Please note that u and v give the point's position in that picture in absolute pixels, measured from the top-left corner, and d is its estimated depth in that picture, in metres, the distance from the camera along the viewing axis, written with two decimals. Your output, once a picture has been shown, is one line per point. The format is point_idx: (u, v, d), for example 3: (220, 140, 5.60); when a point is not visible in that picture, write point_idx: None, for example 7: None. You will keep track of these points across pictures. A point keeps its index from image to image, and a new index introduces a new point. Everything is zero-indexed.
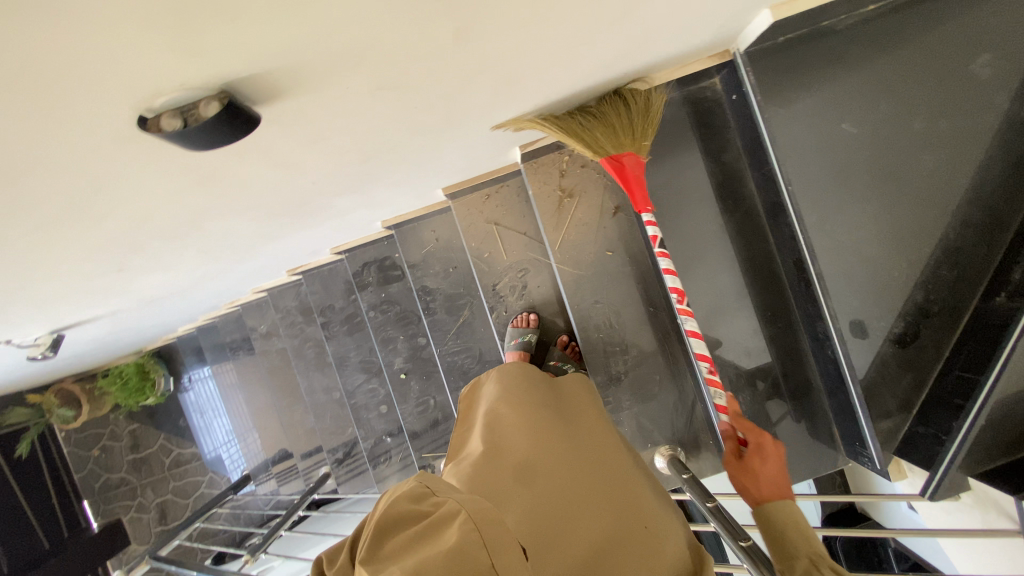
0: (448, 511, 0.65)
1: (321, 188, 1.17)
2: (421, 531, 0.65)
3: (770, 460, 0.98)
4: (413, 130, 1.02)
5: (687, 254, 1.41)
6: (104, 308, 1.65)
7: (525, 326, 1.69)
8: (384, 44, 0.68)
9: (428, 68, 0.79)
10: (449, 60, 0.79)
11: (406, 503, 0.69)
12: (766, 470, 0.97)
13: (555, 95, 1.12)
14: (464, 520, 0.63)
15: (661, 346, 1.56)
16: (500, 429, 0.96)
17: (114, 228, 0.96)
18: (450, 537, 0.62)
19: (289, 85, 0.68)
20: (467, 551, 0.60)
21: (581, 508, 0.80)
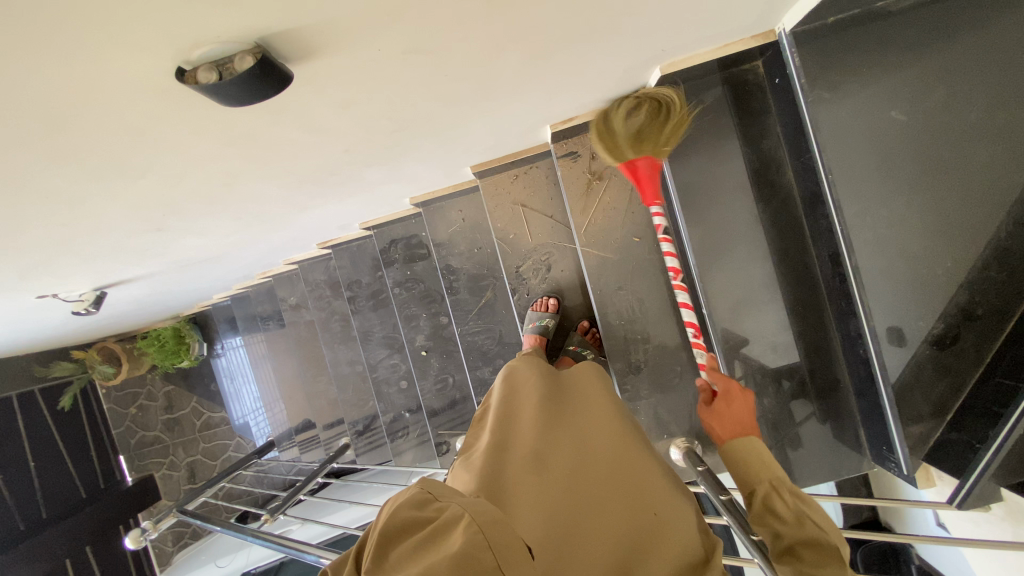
0: (452, 516, 0.65)
1: (352, 158, 1.18)
2: (424, 538, 0.65)
3: (732, 404, 1.09)
4: (444, 100, 1.02)
5: (717, 242, 1.38)
6: (143, 268, 1.72)
7: (544, 310, 1.68)
8: (417, 6, 0.68)
9: (460, 34, 0.78)
10: (481, 27, 0.79)
11: (409, 512, 0.69)
12: (732, 413, 1.09)
13: (590, 71, 1.10)
14: (468, 525, 0.62)
15: (685, 337, 1.53)
16: (508, 426, 0.95)
17: (154, 186, 0.99)
18: (456, 540, 0.61)
19: (321, 44, 0.69)
20: (471, 554, 0.59)
21: (590, 503, 0.80)
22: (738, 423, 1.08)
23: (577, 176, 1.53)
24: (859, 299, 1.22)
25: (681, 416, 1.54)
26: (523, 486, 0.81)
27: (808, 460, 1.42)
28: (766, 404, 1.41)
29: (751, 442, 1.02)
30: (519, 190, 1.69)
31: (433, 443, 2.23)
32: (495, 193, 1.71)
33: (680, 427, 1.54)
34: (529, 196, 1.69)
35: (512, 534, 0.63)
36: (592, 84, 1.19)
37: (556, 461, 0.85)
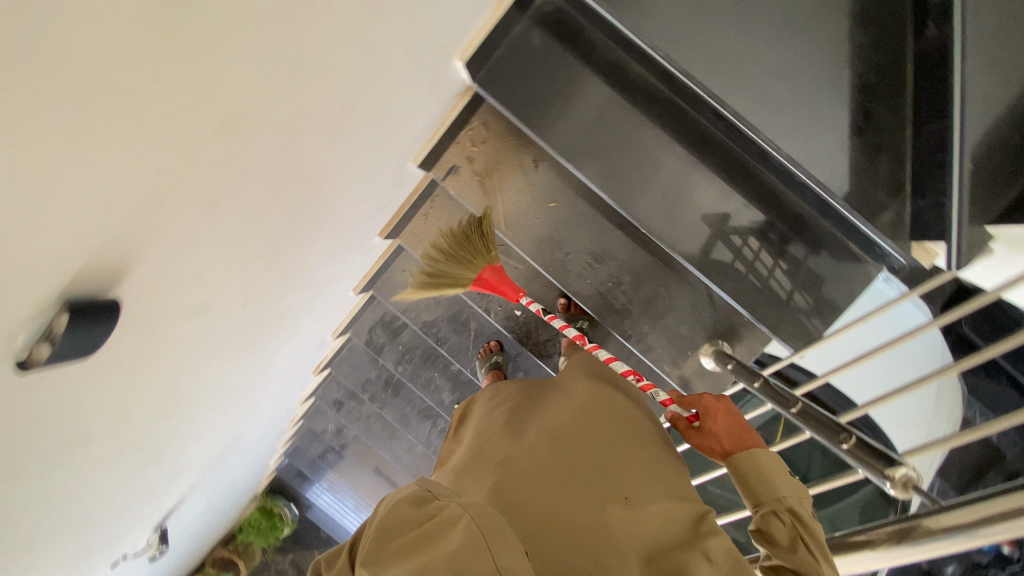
0: (451, 515, 0.69)
1: (261, 304, 1.20)
2: (421, 533, 0.69)
3: (716, 418, 1.00)
4: (293, 215, 1.03)
5: (616, 162, 1.33)
6: (179, 491, 1.78)
7: (489, 353, 1.84)
8: (173, 176, 0.68)
9: (242, 170, 0.79)
10: (254, 152, 0.79)
11: (408, 508, 0.73)
12: (718, 431, 1.00)
13: (397, 100, 1.10)
14: (467, 526, 0.66)
15: (650, 257, 1.51)
16: (486, 429, 0.99)
17: (109, 441, 1.03)
18: (455, 539, 0.65)
19: (122, 262, 0.71)
20: (468, 553, 0.64)
21: (572, 490, 0.82)
22: (733, 435, 0.99)
23: (468, 184, 1.51)
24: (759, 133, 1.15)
25: (693, 326, 1.52)
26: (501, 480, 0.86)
27: (823, 299, 1.36)
28: (751, 268, 1.36)
29: (767, 457, 0.92)
30: (435, 223, 1.67)
31: None
32: (417, 240, 1.69)
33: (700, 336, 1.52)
34: (447, 225, 1.68)
35: (510, 533, 0.67)
36: (412, 108, 1.18)
37: (536, 450, 0.88)
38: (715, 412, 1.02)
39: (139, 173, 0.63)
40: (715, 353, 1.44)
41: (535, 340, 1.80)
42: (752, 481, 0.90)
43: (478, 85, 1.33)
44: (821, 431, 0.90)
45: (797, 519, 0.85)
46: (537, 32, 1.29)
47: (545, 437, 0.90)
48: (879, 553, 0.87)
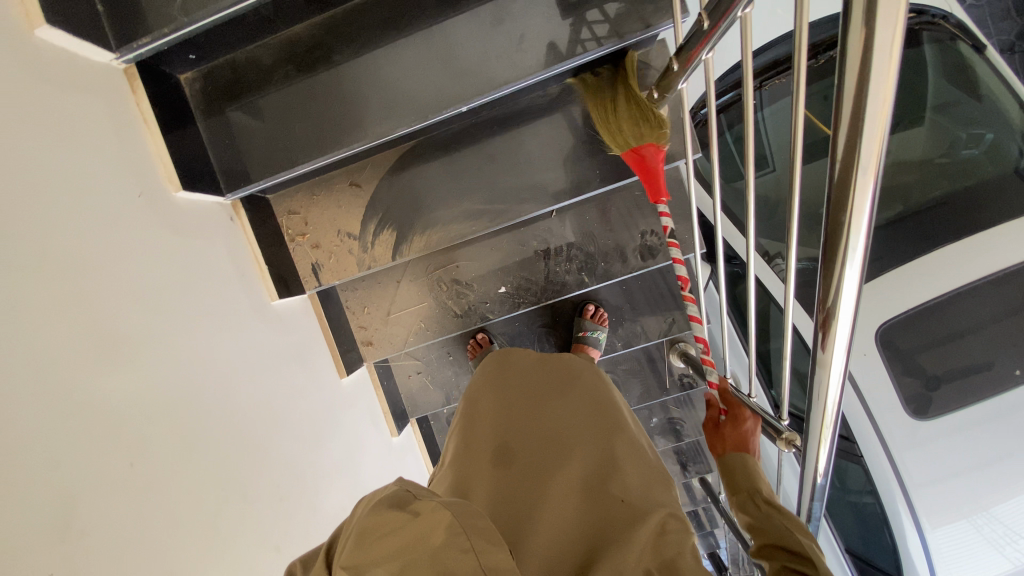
0: (434, 514, 0.66)
1: (297, 535, 1.03)
2: (400, 530, 0.65)
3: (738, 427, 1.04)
4: (204, 459, 0.88)
5: (388, 101, 1.16)
6: None
7: (482, 348, 1.66)
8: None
9: (49, 491, 0.65)
10: (39, 469, 0.64)
11: (386, 508, 0.67)
12: (728, 436, 1.04)
13: (175, 284, 0.96)
14: (447, 527, 0.64)
15: (515, 123, 1.33)
16: (478, 426, 1.02)
17: None
18: (438, 543, 0.63)
19: None
20: (441, 559, 0.62)
21: (549, 493, 0.85)
22: (743, 441, 1.03)
23: (339, 258, 1.37)
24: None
25: None
26: (493, 477, 0.90)
27: None
28: (576, 25, 1.13)
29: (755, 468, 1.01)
30: (373, 318, 1.56)
31: (686, 389, 1.91)
32: (381, 342, 1.57)
33: None
34: (381, 304, 1.55)
35: (494, 532, 0.66)
36: (203, 267, 1.05)
37: (525, 460, 0.92)
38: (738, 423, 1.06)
39: None
40: (646, 107, 1.20)
41: (542, 289, 1.54)
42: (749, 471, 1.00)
43: (237, 192, 1.20)
44: None
45: (767, 501, 0.94)
46: (218, 108, 1.17)
47: (536, 444, 0.94)
48: (885, 24, 0.49)
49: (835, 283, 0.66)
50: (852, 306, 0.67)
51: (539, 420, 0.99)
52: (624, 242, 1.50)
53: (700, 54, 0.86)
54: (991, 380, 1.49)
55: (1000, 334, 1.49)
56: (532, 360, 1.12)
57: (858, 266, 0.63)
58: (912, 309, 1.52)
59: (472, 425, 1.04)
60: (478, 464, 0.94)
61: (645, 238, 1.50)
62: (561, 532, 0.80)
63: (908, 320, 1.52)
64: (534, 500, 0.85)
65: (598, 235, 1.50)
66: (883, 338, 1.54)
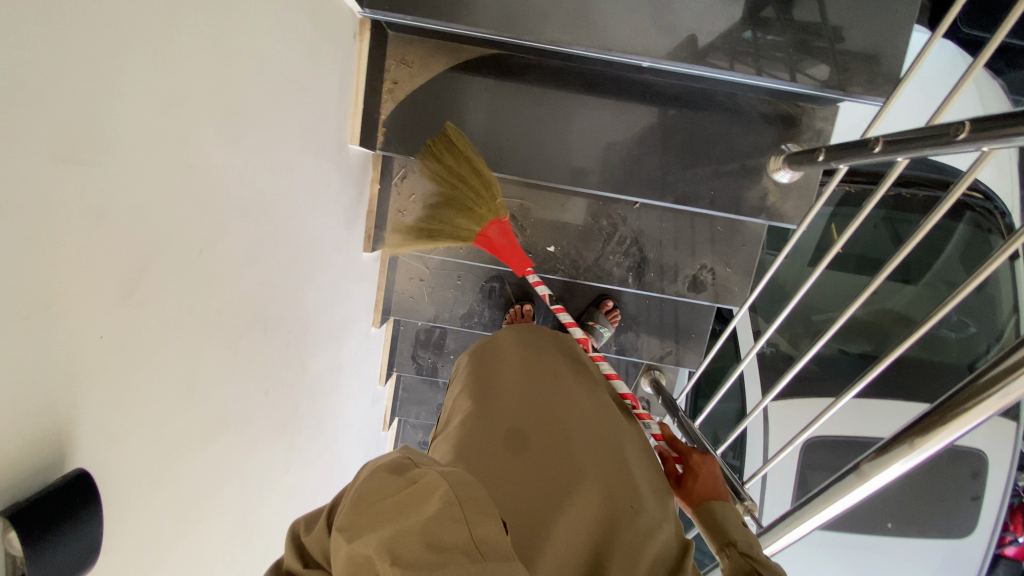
0: (429, 481, 0.61)
1: (284, 383, 0.96)
2: (398, 498, 0.60)
3: (699, 475, 0.99)
4: (253, 273, 0.78)
5: (579, 12, 1.06)
6: None
7: (522, 317, 1.62)
8: (43, 247, 0.43)
9: (139, 240, 0.53)
10: (140, 208, 0.53)
11: (384, 473, 0.63)
12: (694, 488, 0.98)
13: (295, 74, 0.83)
14: (444, 497, 0.59)
15: (661, 103, 1.26)
16: (489, 404, 0.95)
17: None
18: (432, 513, 0.57)
19: (49, 440, 0.46)
20: (440, 524, 0.56)
21: (570, 489, 0.82)
22: (710, 487, 0.98)
23: (424, 136, 1.24)
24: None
25: (748, 155, 1.27)
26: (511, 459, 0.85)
27: (871, 39, 1.12)
28: (780, 46, 1.12)
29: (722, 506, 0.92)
30: (415, 209, 1.46)
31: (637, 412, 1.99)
32: None
33: (759, 154, 1.27)
34: None
35: (492, 506, 0.60)
36: (320, 68, 0.91)
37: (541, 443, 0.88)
38: (706, 473, 1.00)
39: None
40: (788, 161, 1.19)
41: (586, 268, 1.50)
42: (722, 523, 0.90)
43: (371, 12, 1.05)
44: (992, 131, 0.70)
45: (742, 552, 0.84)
46: None
47: (554, 432, 0.90)
48: None
49: (951, 419, 0.71)
50: (944, 443, 0.73)
51: (551, 403, 0.96)
52: (680, 264, 1.50)
53: (913, 151, 0.85)
54: (865, 524, 1.79)
55: (898, 488, 1.78)
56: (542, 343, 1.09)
57: (984, 418, 0.69)
58: (843, 437, 1.78)
59: (480, 390, 0.99)
60: (483, 443, 0.86)
61: (699, 272, 1.50)
62: (578, 527, 0.78)
63: (833, 444, 1.79)
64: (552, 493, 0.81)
65: (664, 247, 1.48)
66: (807, 453, 1.79)
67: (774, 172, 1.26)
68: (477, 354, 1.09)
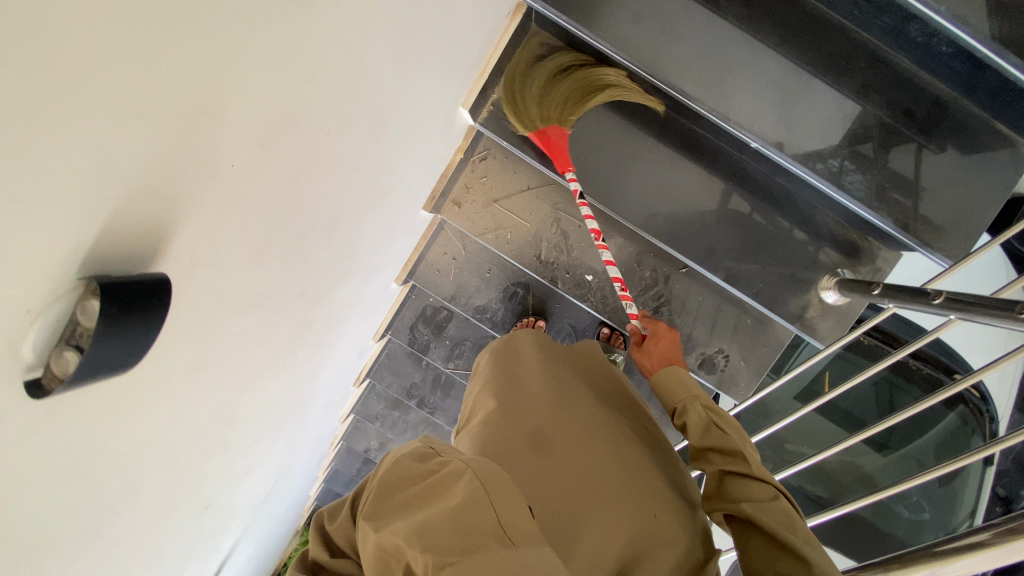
0: (452, 470, 0.62)
1: (314, 293, 0.96)
2: (421, 489, 0.62)
3: (659, 343, 1.11)
4: (346, 178, 0.79)
5: (711, 78, 1.08)
6: (231, 539, 1.55)
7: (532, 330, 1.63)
8: (232, 60, 0.45)
9: (292, 95, 0.55)
10: (305, 65, 0.54)
11: (410, 465, 0.66)
12: (655, 351, 1.09)
13: (455, 20, 0.86)
14: (468, 481, 0.59)
15: (746, 188, 1.31)
16: (512, 406, 0.97)
17: (157, 490, 0.80)
18: (456, 499, 0.58)
19: (151, 236, 0.47)
20: (470, 507, 0.57)
21: (595, 492, 0.84)
22: (665, 355, 1.08)
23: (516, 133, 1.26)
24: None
25: (806, 265, 1.31)
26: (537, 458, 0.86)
27: (966, 205, 1.13)
28: (863, 184, 1.14)
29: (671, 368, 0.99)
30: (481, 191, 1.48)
31: None
32: (466, 215, 1.49)
33: (815, 268, 1.31)
34: (496, 187, 1.48)
35: (515, 489, 0.60)
36: (472, 26, 0.95)
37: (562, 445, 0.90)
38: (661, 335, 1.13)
39: (163, 84, 0.40)
40: (840, 284, 1.24)
41: (612, 308, 1.52)
42: (679, 385, 0.97)
43: None
44: None
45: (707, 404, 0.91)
46: None
47: (573, 437, 0.91)
48: None
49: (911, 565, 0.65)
50: None
51: (569, 409, 0.97)
52: (701, 341, 1.52)
53: (973, 316, 0.88)
54: None
55: None
56: (561, 351, 1.11)
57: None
58: None
59: (501, 392, 1.00)
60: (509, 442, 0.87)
61: (714, 354, 1.52)
62: (606, 530, 0.79)
63: None
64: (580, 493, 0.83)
65: (692, 319, 1.51)
66: None
67: (822, 290, 1.31)
68: (497, 356, 1.10)
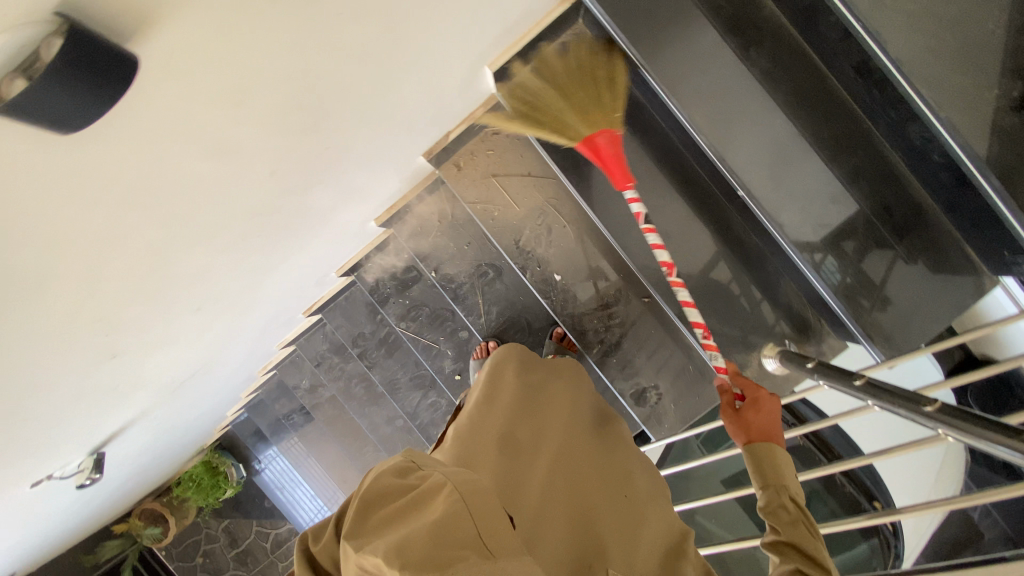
0: (434, 484, 0.66)
1: (287, 179, 0.98)
2: (404, 505, 0.65)
3: (758, 410, 0.96)
4: (349, 72, 0.83)
5: (725, 117, 1.12)
6: (129, 411, 1.52)
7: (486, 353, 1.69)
8: None
9: None
10: None
11: (389, 479, 0.69)
12: (754, 423, 0.95)
13: None
14: (451, 495, 0.64)
15: (725, 238, 1.35)
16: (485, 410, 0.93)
17: (65, 301, 0.80)
18: (440, 513, 0.62)
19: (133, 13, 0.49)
20: (453, 520, 0.61)
21: (568, 501, 0.83)
22: (766, 429, 0.95)
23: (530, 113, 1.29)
24: (904, 84, 0.95)
25: (757, 328, 1.35)
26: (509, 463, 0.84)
27: (911, 313, 1.20)
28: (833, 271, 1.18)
29: (785, 454, 0.92)
30: (484, 162, 1.52)
31: None
32: (462, 179, 1.52)
33: (764, 333, 1.35)
34: (498, 163, 1.52)
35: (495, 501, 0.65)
36: None
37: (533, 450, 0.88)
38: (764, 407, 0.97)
39: None
40: (780, 353, 1.26)
41: (569, 313, 1.54)
42: (781, 473, 0.90)
43: None
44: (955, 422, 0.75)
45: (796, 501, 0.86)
46: None
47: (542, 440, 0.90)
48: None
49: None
50: None
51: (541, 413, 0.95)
52: (642, 371, 1.55)
53: (882, 402, 0.90)
54: None
55: None
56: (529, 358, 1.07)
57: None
58: None
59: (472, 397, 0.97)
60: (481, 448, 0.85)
61: (649, 389, 1.55)
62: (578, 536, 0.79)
63: None
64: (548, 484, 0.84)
65: (641, 348, 1.54)
66: None
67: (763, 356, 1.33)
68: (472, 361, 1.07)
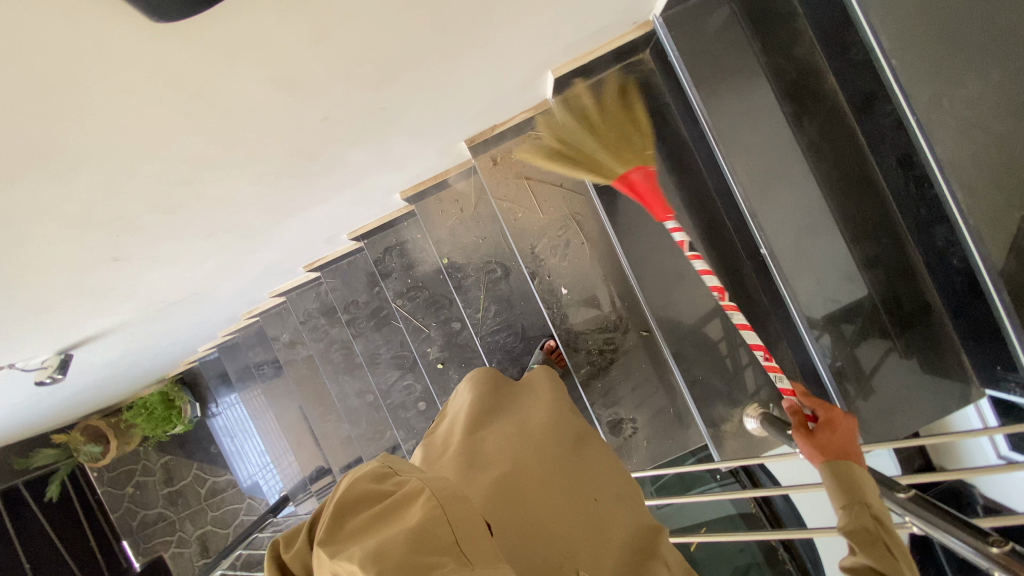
0: (408, 491, 0.64)
1: (334, 129, 0.98)
2: (377, 514, 0.63)
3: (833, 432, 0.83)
4: (424, 41, 0.84)
5: (765, 176, 1.15)
6: (109, 319, 1.49)
7: None
8: None
9: None
10: None
11: (366, 484, 0.68)
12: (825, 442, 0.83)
13: None
14: (428, 501, 0.62)
15: (735, 291, 1.37)
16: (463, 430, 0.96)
17: (92, 188, 0.80)
18: (414, 520, 0.60)
19: None
20: (428, 528, 0.59)
21: (538, 500, 0.81)
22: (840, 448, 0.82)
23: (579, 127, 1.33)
24: (944, 186, 0.98)
25: (744, 384, 1.38)
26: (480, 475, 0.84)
27: (892, 404, 1.24)
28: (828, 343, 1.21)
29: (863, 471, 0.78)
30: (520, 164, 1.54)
31: None
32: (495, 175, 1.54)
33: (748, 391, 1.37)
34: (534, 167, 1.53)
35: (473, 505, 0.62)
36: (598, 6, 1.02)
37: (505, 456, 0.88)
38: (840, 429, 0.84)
39: None
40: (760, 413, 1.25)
41: (567, 329, 1.56)
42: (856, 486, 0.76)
43: (661, 22, 1.18)
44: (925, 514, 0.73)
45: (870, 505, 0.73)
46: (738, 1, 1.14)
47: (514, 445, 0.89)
48: None
49: None
50: None
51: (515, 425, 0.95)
52: (622, 402, 1.55)
53: None
54: None
55: None
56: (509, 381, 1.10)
57: None
58: None
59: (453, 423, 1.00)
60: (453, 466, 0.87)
61: (625, 421, 1.56)
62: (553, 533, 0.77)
63: None
64: (517, 494, 0.80)
65: (627, 379, 1.55)
66: None
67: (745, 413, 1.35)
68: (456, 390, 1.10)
